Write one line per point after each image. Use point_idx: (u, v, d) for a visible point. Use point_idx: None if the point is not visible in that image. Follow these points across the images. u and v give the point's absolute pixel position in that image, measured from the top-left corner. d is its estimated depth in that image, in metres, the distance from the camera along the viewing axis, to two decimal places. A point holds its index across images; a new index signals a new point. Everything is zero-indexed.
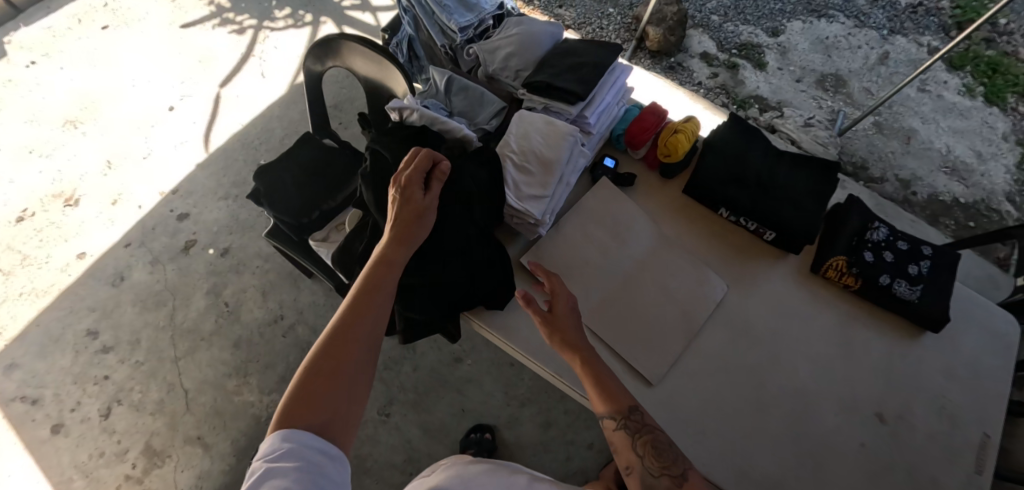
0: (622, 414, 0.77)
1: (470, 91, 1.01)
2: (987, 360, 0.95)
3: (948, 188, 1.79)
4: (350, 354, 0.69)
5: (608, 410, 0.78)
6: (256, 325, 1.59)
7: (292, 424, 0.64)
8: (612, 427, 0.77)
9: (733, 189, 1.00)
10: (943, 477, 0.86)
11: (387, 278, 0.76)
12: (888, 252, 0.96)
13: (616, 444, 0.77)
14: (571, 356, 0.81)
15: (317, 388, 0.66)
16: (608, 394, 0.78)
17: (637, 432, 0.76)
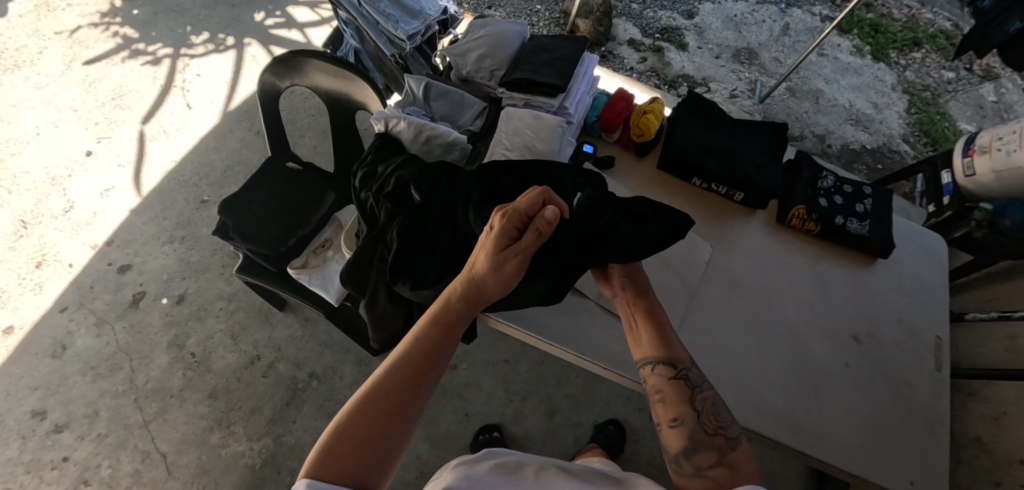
0: (682, 366, 0.75)
1: (450, 94, 0.93)
2: (928, 275, 1.05)
3: (856, 137, 2.04)
4: (396, 410, 0.62)
5: (666, 359, 0.76)
6: (230, 371, 1.49)
7: (323, 477, 0.57)
8: (670, 374, 0.75)
9: (702, 157, 0.99)
10: (917, 381, 0.93)
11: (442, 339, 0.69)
12: (837, 196, 1.03)
13: (669, 392, 0.74)
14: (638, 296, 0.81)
15: (349, 444, 0.59)
16: (669, 345, 0.77)
17: (697, 387, 0.74)
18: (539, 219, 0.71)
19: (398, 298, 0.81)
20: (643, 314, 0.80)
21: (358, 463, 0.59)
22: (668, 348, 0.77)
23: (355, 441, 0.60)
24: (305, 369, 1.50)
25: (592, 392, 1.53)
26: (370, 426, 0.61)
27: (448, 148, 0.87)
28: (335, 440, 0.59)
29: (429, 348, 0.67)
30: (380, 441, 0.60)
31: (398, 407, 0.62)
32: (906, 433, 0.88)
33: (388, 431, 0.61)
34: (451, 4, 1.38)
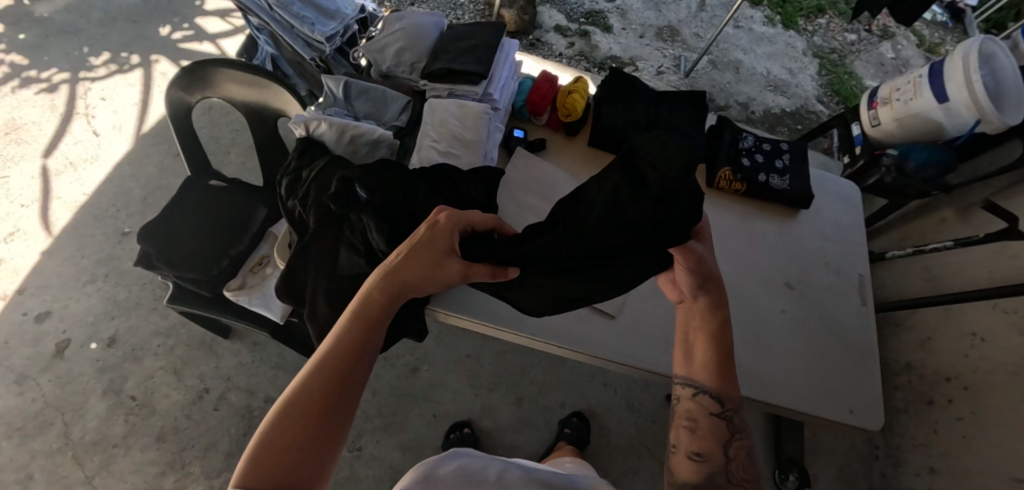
0: (731, 404, 0.72)
1: (371, 91, 0.91)
2: (847, 218, 1.12)
3: (776, 102, 2.16)
4: (331, 407, 0.62)
5: (716, 392, 0.72)
6: (177, 409, 1.40)
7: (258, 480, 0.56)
8: (714, 409, 0.71)
9: (631, 131, 1.01)
10: (845, 316, 1.01)
11: (372, 331, 0.68)
12: (758, 154, 1.08)
13: (705, 426, 0.71)
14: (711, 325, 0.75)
15: (276, 451, 0.58)
16: (726, 376, 0.73)
17: (737, 431, 0.71)
18: (500, 267, 0.73)
19: (341, 307, 0.77)
20: (710, 337, 0.75)
21: (285, 467, 0.57)
22: (726, 380, 0.72)
23: (280, 445, 0.58)
24: (260, 395, 1.44)
25: (556, 375, 1.56)
26: (294, 428, 0.59)
27: (374, 146, 0.85)
28: (259, 449, 0.58)
29: (356, 342, 0.66)
30: (306, 441, 0.59)
31: (324, 405, 0.61)
32: (844, 366, 0.95)
33: (314, 430, 0.60)
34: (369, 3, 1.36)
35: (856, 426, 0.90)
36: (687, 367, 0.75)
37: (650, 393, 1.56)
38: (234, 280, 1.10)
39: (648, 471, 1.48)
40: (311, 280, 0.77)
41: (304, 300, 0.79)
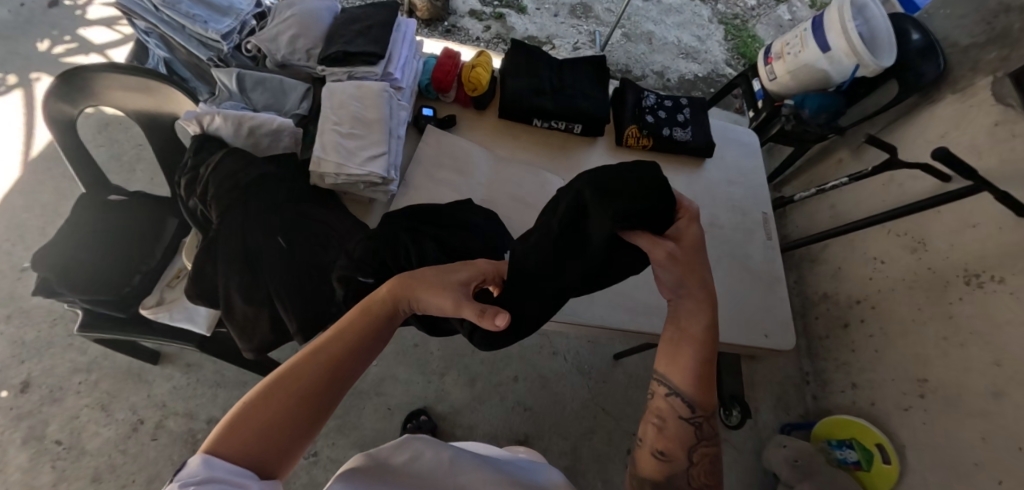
0: (705, 413, 0.66)
1: (267, 81, 0.89)
2: (747, 162, 1.19)
3: (688, 69, 2.26)
4: (320, 395, 0.58)
5: (692, 400, 0.66)
6: (109, 446, 1.32)
7: (223, 450, 0.52)
8: (685, 415, 0.66)
9: (537, 98, 1.05)
10: (752, 251, 1.09)
11: (379, 327, 0.65)
12: (660, 111, 1.14)
13: (672, 432, 0.66)
14: (681, 329, 0.67)
15: (250, 425, 0.54)
16: (704, 384, 0.66)
17: (704, 440, 0.66)
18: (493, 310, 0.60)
19: (255, 298, 0.76)
20: (698, 342, 0.66)
21: (255, 441, 0.54)
22: (703, 388, 0.66)
23: (260, 424, 0.54)
24: (200, 417, 1.38)
25: (506, 350, 1.58)
26: (275, 406, 0.55)
27: (275, 136, 0.85)
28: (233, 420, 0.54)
29: (361, 337, 0.63)
30: (283, 424, 0.55)
31: (312, 393, 0.57)
32: (757, 297, 1.05)
33: (298, 414, 0.56)
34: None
35: (771, 348, 1.01)
36: (665, 368, 0.68)
37: (596, 355, 1.63)
38: (149, 298, 1.04)
39: (603, 427, 1.55)
40: (216, 271, 0.75)
41: (211, 296, 0.76)
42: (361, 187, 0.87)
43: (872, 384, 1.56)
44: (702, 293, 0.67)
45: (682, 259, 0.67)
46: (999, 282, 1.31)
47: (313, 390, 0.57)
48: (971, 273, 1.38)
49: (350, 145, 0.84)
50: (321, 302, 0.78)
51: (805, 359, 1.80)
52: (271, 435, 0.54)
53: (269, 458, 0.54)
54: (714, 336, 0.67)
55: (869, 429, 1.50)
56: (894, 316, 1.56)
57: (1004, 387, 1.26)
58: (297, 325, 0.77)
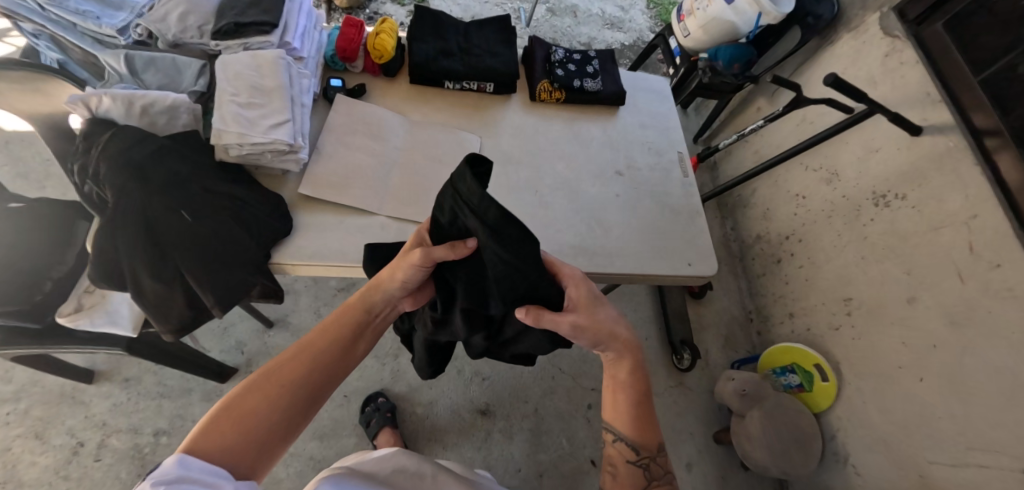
0: (649, 454, 0.79)
1: (158, 61, 0.88)
2: (661, 108, 1.24)
3: (614, 38, 2.32)
4: (292, 392, 0.70)
5: (634, 441, 0.79)
6: (49, 474, 1.25)
7: (203, 447, 0.62)
8: (632, 458, 0.78)
9: (445, 61, 1.06)
10: (671, 188, 1.14)
11: (343, 332, 0.78)
12: (570, 63, 1.17)
13: (627, 476, 0.78)
14: (614, 384, 0.81)
15: (229, 423, 0.65)
16: (642, 425, 0.79)
17: (655, 480, 0.78)
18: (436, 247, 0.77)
19: (164, 275, 0.76)
20: (626, 389, 0.80)
21: (234, 438, 0.64)
22: (641, 429, 0.79)
23: (236, 420, 0.65)
24: (146, 431, 1.32)
25: None
26: (255, 407, 0.67)
27: (172, 113, 0.84)
28: (213, 418, 0.65)
29: (329, 342, 0.76)
30: (261, 423, 0.67)
31: (288, 398, 0.70)
32: (679, 231, 1.09)
33: (273, 407, 0.68)
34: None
35: (696, 276, 1.05)
36: (609, 420, 0.81)
37: None
38: (65, 304, 1.01)
39: (562, 387, 1.58)
40: (120, 253, 0.74)
41: (118, 280, 0.75)
42: (269, 156, 0.87)
43: (807, 311, 1.65)
44: (619, 343, 0.79)
45: (582, 326, 0.76)
46: (902, 199, 1.42)
47: (289, 397, 0.70)
48: (878, 194, 1.48)
49: (250, 114, 0.84)
50: (236, 272, 0.80)
51: (747, 298, 1.87)
52: (250, 433, 0.65)
53: (249, 457, 0.65)
54: (642, 377, 0.80)
55: (806, 351, 1.58)
56: (819, 244, 1.64)
57: (915, 293, 1.37)
58: (214, 298, 0.78)
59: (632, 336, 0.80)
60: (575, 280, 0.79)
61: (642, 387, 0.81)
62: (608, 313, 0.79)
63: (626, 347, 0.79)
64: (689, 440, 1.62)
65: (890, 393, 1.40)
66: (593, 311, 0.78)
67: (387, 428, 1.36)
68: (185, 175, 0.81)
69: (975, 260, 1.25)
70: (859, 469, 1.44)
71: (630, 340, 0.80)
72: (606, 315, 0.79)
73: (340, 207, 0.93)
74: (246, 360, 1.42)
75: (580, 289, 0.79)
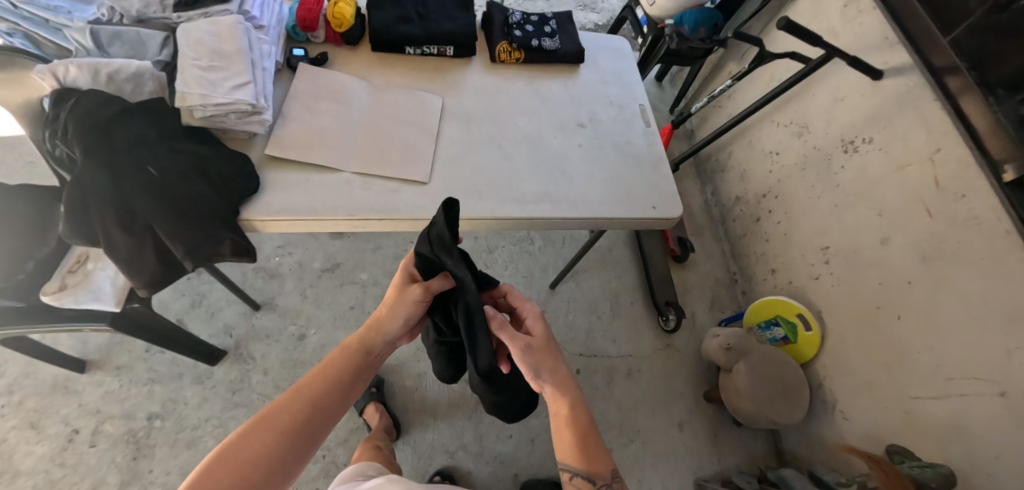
0: (604, 483, 0.78)
1: (123, 34, 0.92)
2: (621, 65, 1.28)
3: (588, 19, 2.26)
4: (291, 438, 0.71)
5: (587, 473, 0.78)
6: (45, 462, 1.27)
7: None
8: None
9: (404, 27, 1.10)
10: (634, 139, 1.17)
11: (344, 373, 0.80)
12: (528, 25, 1.20)
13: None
14: (561, 417, 0.81)
15: (228, 470, 0.66)
16: (591, 458, 0.79)
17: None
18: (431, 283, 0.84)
19: (134, 229, 0.81)
20: (572, 425, 0.81)
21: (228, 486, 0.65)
22: (591, 460, 0.79)
23: (233, 467, 0.66)
24: (139, 415, 1.34)
25: None
26: (251, 454, 0.68)
27: (138, 80, 0.88)
28: (211, 463, 0.66)
29: (331, 383, 0.78)
30: (256, 470, 0.67)
31: (285, 446, 0.71)
32: (641, 177, 1.12)
33: (271, 454, 0.69)
34: None
35: (660, 218, 1.08)
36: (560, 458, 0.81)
37: (533, 287, 1.69)
38: (47, 285, 1.03)
39: None
40: (89, 209, 0.79)
41: (90, 233, 0.80)
42: (234, 117, 0.91)
43: (788, 265, 1.66)
44: (557, 378, 0.82)
45: (529, 352, 0.81)
46: (870, 142, 1.42)
47: (287, 443, 0.71)
48: (847, 141, 1.48)
49: (212, 76, 0.88)
50: (203, 228, 0.84)
51: (731, 259, 1.88)
52: (246, 480, 0.66)
53: None
54: (583, 408, 0.82)
55: (788, 303, 1.59)
56: (795, 198, 1.64)
57: (888, 233, 1.37)
58: (184, 250, 0.83)
59: (569, 370, 0.84)
60: (533, 313, 0.86)
61: (587, 420, 0.82)
62: (554, 350, 0.84)
63: (561, 383, 0.82)
64: (679, 400, 1.62)
65: (870, 336, 1.40)
66: (543, 345, 0.83)
67: (373, 403, 1.39)
68: (152, 137, 0.85)
69: (941, 194, 1.25)
70: (847, 414, 1.45)
71: (567, 377, 0.83)
72: (553, 349, 0.84)
73: (305, 166, 0.96)
74: (235, 342, 1.45)
75: (538, 322, 0.85)
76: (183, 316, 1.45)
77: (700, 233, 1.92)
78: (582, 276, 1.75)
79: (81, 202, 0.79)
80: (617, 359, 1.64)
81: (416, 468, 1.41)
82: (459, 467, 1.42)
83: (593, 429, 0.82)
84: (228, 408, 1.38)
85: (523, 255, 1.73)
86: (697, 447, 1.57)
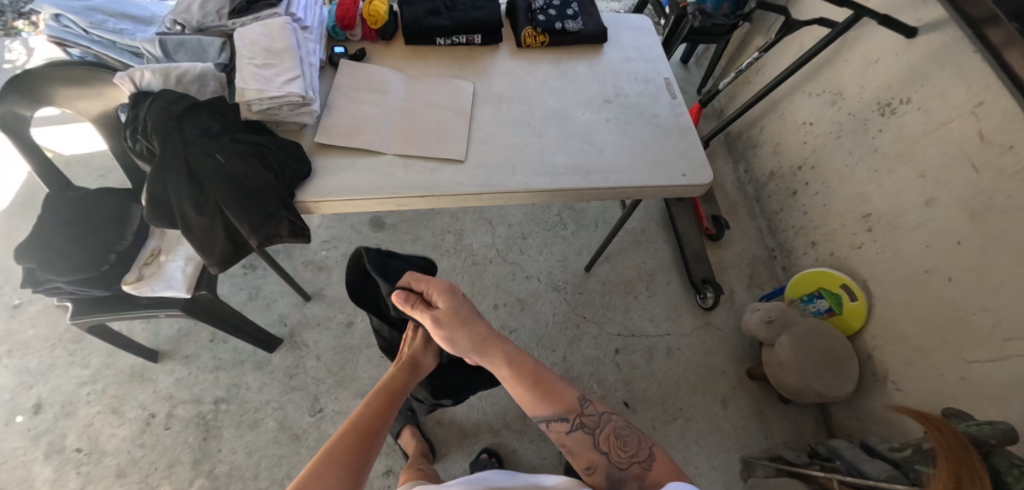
0: (576, 414, 0.85)
1: (187, 42, 1.02)
2: (644, 41, 1.31)
3: (610, 6, 2.26)
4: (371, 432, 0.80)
5: (560, 413, 0.85)
6: (127, 443, 1.38)
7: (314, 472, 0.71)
8: (567, 428, 0.84)
9: (434, 19, 1.17)
10: (659, 110, 1.20)
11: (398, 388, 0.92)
12: (551, 8, 1.24)
13: (575, 445, 0.84)
14: (514, 372, 0.88)
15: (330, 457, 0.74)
16: (556, 395, 0.86)
17: (597, 428, 0.84)
18: None
19: (207, 211, 0.92)
20: (523, 375, 0.87)
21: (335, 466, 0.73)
22: (557, 399, 0.86)
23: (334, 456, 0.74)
24: (207, 400, 1.44)
25: (483, 281, 1.66)
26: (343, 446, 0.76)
27: (201, 81, 0.98)
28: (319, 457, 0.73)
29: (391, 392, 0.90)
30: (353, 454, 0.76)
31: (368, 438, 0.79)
32: (668, 146, 1.15)
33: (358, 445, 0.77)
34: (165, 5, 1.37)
35: (691, 185, 1.10)
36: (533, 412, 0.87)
37: (567, 271, 1.72)
38: (126, 275, 1.13)
39: (587, 334, 1.63)
40: (171, 194, 0.91)
41: (173, 214, 0.93)
42: (285, 110, 0.99)
43: (828, 237, 1.62)
44: (483, 339, 0.90)
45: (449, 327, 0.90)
46: (907, 102, 1.39)
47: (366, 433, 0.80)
48: (883, 104, 1.46)
49: (266, 73, 0.97)
50: (262, 210, 0.93)
51: (768, 236, 1.85)
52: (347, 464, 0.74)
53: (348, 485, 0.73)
54: (524, 358, 0.89)
55: (832, 274, 1.54)
56: (832, 168, 1.61)
57: (933, 194, 1.33)
58: (249, 229, 0.93)
59: (488, 328, 0.92)
60: (439, 289, 0.92)
61: (531, 364, 0.89)
62: (471, 314, 0.92)
63: (488, 340, 0.90)
64: (722, 377, 1.61)
65: (917, 301, 1.36)
66: (453, 312, 0.91)
67: (409, 426, 1.38)
68: (217, 129, 0.95)
69: (986, 147, 1.22)
70: (899, 385, 1.40)
71: (490, 333, 0.91)
72: (467, 312, 0.92)
73: (352, 150, 1.03)
74: (290, 331, 1.54)
75: (445, 295, 0.92)
76: (242, 308, 1.55)
77: (734, 211, 1.90)
78: (617, 258, 1.77)
79: (164, 189, 0.91)
80: (655, 338, 1.65)
81: (462, 447, 1.45)
82: (504, 445, 1.46)
83: (543, 369, 0.89)
84: (286, 392, 1.47)
85: (557, 240, 1.77)
86: (742, 424, 1.55)
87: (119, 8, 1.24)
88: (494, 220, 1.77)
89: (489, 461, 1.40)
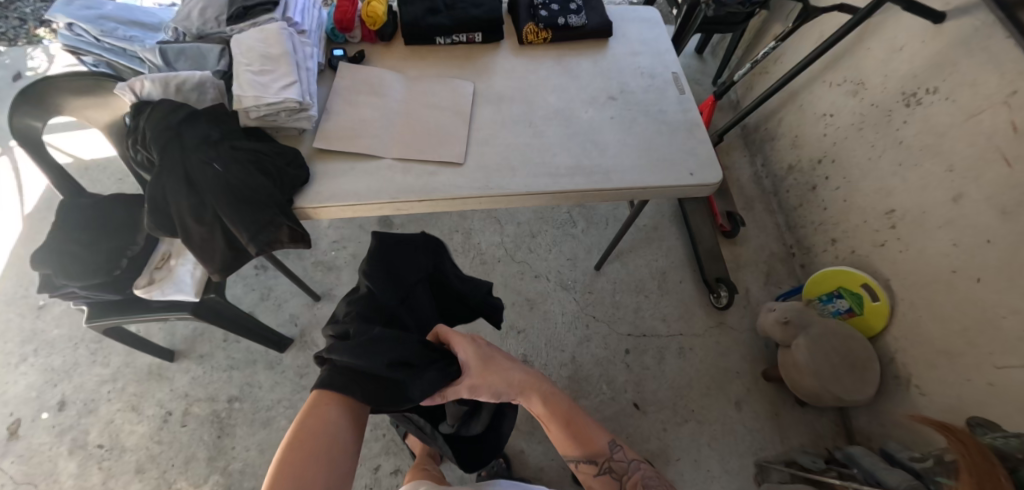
0: (605, 459, 0.84)
1: (187, 50, 1.03)
2: (651, 34, 1.27)
3: None
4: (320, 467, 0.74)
5: (589, 455, 0.85)
6: (145, 440, 1.42)
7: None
8: (596, 471, 0.83)
9: (433, 18, 1.15)
10: (667, 106, 1.16)
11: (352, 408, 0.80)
12: (553, 3, 1.21)
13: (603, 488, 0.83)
14: (550, 412, 0.86)
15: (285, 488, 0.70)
16: (587, 441, 0.86)
17: (626, 475, 0.83)
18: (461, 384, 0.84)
19: (206, 219, 0.93)
20: (559, 416, 0.86)
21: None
22: (589, 442, 0.86)
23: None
24: (221, 398, 1.48)
25: (490, 281, 1.65)
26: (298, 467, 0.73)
27: (201, 89, 0.99)
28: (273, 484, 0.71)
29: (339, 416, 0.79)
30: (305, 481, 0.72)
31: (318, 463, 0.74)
32: (677, 145, 1.11)
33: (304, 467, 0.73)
34: (166, 8, 1.38)
35: (699, 184, 1.07)
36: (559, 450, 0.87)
37: (576, 270, 1.70)
38: (137, 278, 1.16)
39: (597, 334, 1.61)
40: (170, 204, 0.92)
41: (173, 223, 0.94)
42: (282, 115, 0.99)
43: (849, 234, 1.55)
44: (524, 382, 0.85)
45: (501, 371, 0.85)
46: (935, 92, 1.31)
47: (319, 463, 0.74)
48: (908, 93, 1.38)
49: (263, 79, 0.97)
50: (258, 215, 0.93)
51: (786, 232, 1.78)
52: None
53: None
54: (556, 402, 0.86)
55: (851, 273, 1.47)
56: (854, 161, 1.54)
57: (961, 190, 1.26)
58: (247, 237, 0.93)
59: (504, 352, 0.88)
60: (473, 343, 0.86)
61: (566, 404, 0.87)
62: (501, 361, 0.86)
63: (530, 382, 0.86)
64: (736, 379, 1.57)
65: (943, 302, 1.30)
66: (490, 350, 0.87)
67: None
68: (215, 135, 0.96)
69: (1020, 139, 1.14)
70: (923, 390, 1.34)
71: (528, 374, 0.86)
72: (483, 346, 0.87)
73: (351, 155, 1.03)
74: (300, 331, 1.57)
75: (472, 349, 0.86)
76: (255, 308, 1.58)
77: (751, 207, 1.84)
78: (627, 257, 1.73)
79: (166, 199, 0.93)
80: (668, 338, 1.61)
81: None
82: (512, 446, 1.45)
83: (574, 410, 0.88)
84: (297, 391, 1.49)
85: (567, 238, 1.74)
86: (756, 427, 1.51)
87: (128, 15, 1.25)
88: (503, 220, 1.75)
89: (497, 462, 1.39)
